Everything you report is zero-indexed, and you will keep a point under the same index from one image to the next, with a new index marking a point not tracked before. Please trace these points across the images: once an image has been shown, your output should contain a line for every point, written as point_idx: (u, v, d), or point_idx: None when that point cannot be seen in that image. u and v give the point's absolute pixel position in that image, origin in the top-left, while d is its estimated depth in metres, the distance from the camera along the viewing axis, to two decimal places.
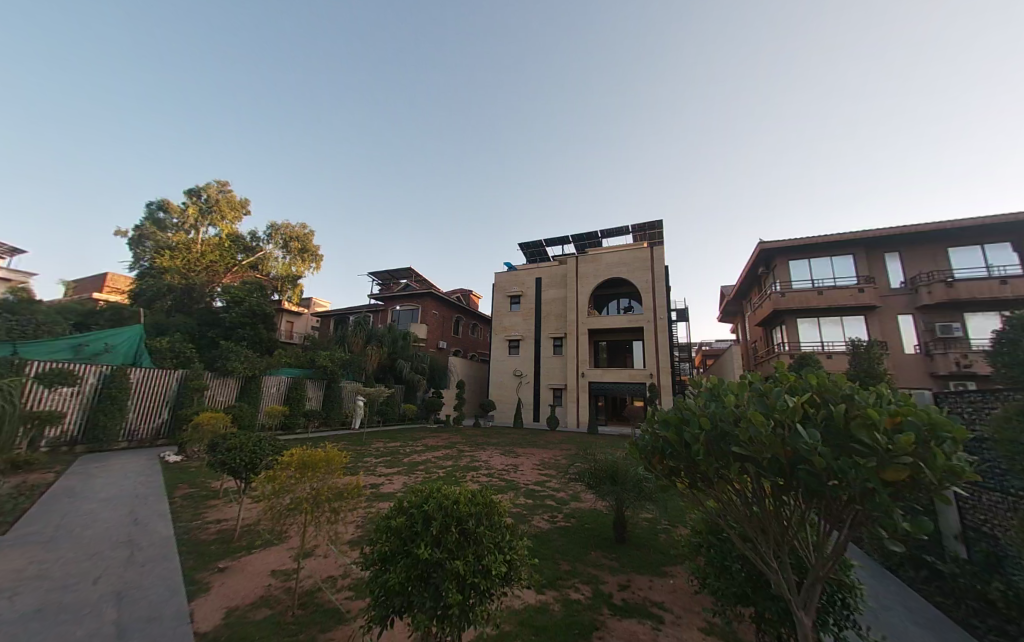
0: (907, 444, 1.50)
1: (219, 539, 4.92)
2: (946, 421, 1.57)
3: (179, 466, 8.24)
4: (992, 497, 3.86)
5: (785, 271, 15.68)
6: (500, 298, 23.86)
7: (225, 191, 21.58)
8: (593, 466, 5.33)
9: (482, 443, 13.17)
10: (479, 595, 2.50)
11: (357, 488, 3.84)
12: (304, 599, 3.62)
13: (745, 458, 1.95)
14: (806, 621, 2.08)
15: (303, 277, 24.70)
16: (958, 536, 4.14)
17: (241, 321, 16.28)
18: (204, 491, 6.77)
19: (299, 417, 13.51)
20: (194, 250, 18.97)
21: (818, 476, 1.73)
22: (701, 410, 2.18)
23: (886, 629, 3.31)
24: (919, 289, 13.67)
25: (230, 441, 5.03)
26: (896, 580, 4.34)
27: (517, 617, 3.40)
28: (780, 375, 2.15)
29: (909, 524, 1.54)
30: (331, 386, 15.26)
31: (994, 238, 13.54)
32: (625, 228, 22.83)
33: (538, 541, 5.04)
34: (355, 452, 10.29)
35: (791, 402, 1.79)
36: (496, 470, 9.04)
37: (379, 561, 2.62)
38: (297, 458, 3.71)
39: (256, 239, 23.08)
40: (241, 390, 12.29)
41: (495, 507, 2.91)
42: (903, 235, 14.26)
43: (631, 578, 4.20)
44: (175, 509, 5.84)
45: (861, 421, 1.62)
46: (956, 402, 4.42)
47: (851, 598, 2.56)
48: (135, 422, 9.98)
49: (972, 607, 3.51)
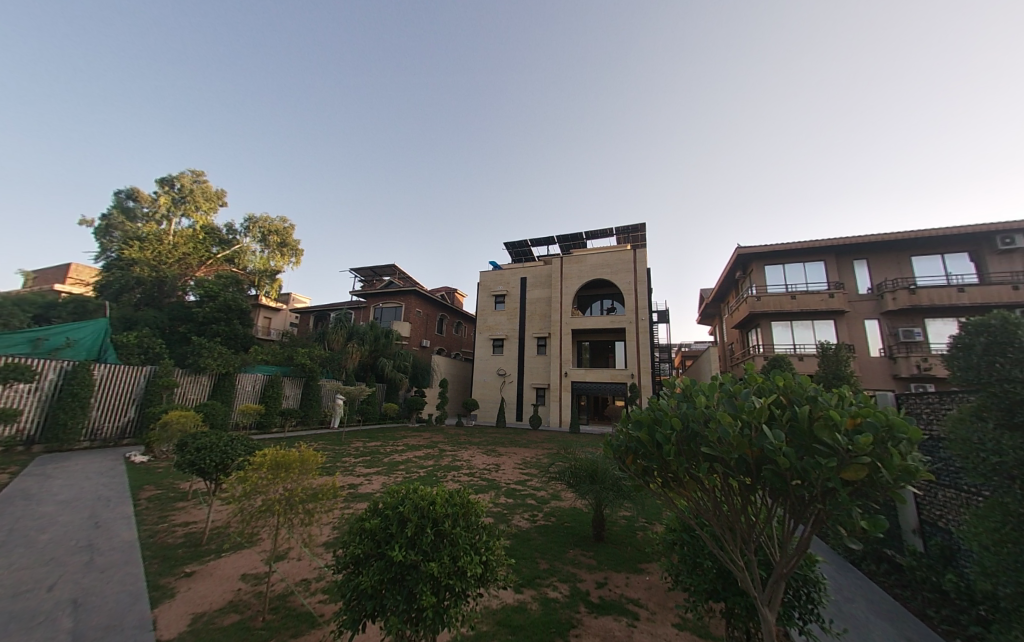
0: (866, 445, 1.55)
1: (187, 543, 4.73)
2: (902, 422, 1.63)
3: (146, 467, 7.92)
4: (947, 493, 4.07)
5: (761, 275, 16.17)
6: (485, 297, 23.80)
7: (200, 181, 20.79)
8: (574, 465, 5.37)
9: (464, 443, 13.10)
10: (455, 596, 2.49)
11: (333, 490, 3.75)
12: (275, 603, 3.52)
13: (714, 458, 1.98)
14: (770, 617, 2.12)
15: (281, 271, 24.07)
16: (916, 530, 4.36)
17: (215, 316, 15.73)
18: (172, 492, 6.51)
19: (274, 417, 13.09)
20: (166, 241, 18.18)
21: (782, 476, 1.78)
22: (674, 410, 2.21)
23: (849, 620, 3.46)
24: (885, 296, 14.33)
25: (200, 440, 4.85)
26: (860, 573, 4.55)
27: (494, 617, 3.39)
28: (749, 376, 2.21)
29: (866, 522, 1.62)
30: (309, 385, 14.94)
31: (953, 248, 14.32)
32: (609, 230, 23.06)
33: (517, 541, 5.03)
34: (333, 451, 10.09)
35: (758, 402, 1.83)
36: (477, 469, 8.97)
37: (351, 564, 2.57)
38: (269, 458, 3.58)
39: (232, 231, 22.34)
40: (214, 388, 11.86)
41: (472, 508, 2.88)
42: (871, 243, 14.89)
43: (608, 576, 4.24)
44: (140, 511, 5.58)
45: (824, 423, 1.67)
46: (916, 404, 4.66)
47: (816, 593, 2.66)
48: (99, 421, 9.50)
49: (928, 598, 3.73)
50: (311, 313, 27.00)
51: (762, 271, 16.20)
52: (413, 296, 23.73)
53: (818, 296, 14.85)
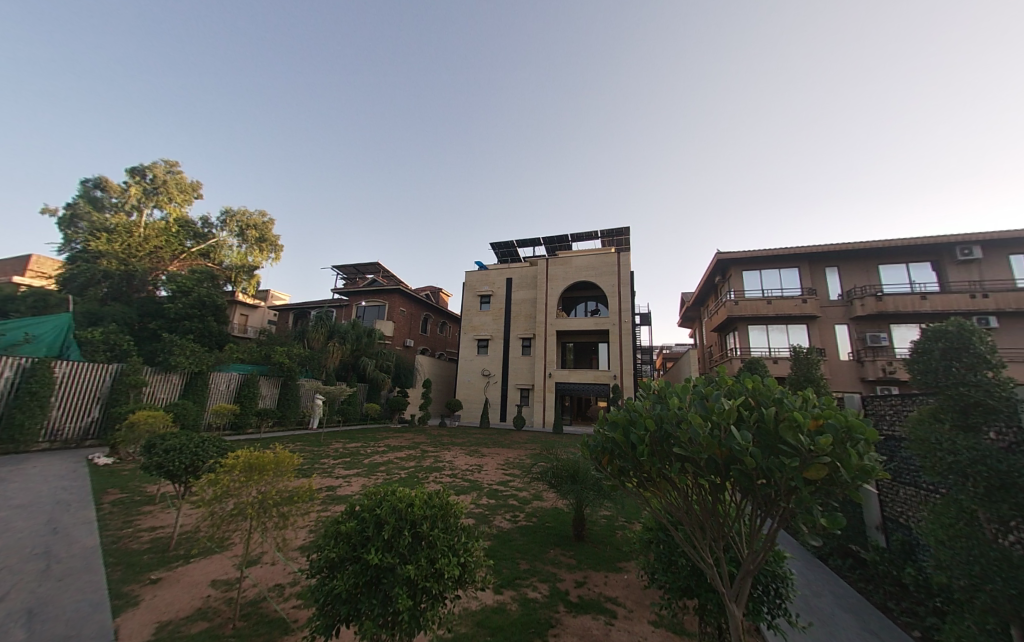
0: (826, 446, 1.62)
1: (153, 549, 4.53)
2: (859, 423, 1.72)
3: (111, 469, 7.57)
4: (907, 490, 4.27)
5: (740, 280, 16.63)
6: (470, 297, 23.71)
7: (174, 172, 20.03)
8: (556, 465, 5.41)
9: (446, 443, 13.00)
10: (431, 599, 2.47)
11: (309, 492, 3.66)
12: (246, 610, 3.41)
13: (685, 458, 2.02)
14: (737, 612, 2.19)
15: (260, 267, 23.41)
16: (879, 526, 4.55)
17: (188, 313, 15.17)
18: (138, 496, 6.23)
19: (250, 417, 12.70)
20: (136, 233, 17.41)
21: (748, 476, 1.83)
22: (648, 411, 2.26)
23: (815, 614, 3.59)
24: (853, 302, 14.96)
25: (168, 441, 4.64)
26: (827, 568, 4.74)
27: (474, 618, 3.37)
28: (720, 378, 2.28)
29: (826, 519, 1.70)
30: (287, 384, 14.58)
31: (917, 258, 15.07)
32: (594, 233, 23.32)
33: (499, 541, 5.03)
34: (311, 453, 9.84)
35: (728, 404, 1.89)
36: (460, 470, 8.94)
37: (325, 568, 2.52)
38: (243, 460, 3.47)
39: (208, 225, 21.59)
40: (185, 387, 11.43)
41: (451, 509, 2.86)
42: (842, 252, 15.53)
43: (587, 575, 4.29)
44: (103, 516, 5.32)
45: (788, 424, 1.73)
46: (880, 405, 4.87)
47: (783, 588, 2.75)
48: (60, 421, 9.01)
49: (889, 591, 3.93)
50: (291, 310, 26.33)
51: (740, 276, 16.66)
52: (397, 295, 23.43)
53: (792, 301, 15.37)
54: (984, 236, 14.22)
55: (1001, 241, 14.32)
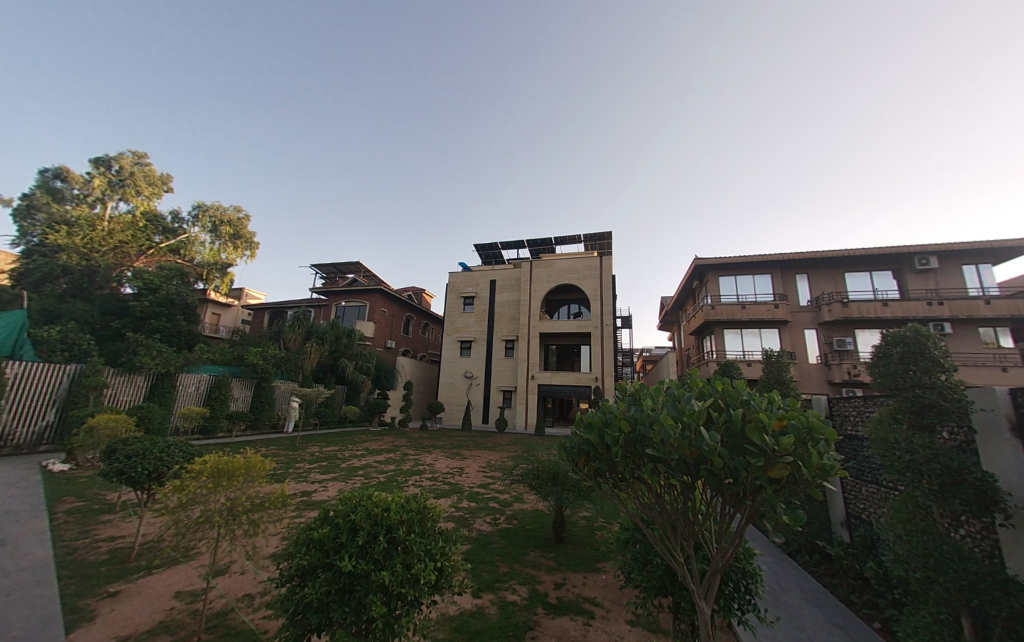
0: (788, 446, 1.69)
1: (111, 560, 4.27)
2: (819, 424, 1.80)
3: (66, 476, 7.13)
4: (869, 488, 4.47)
5: (716, 286, 17.15)
6: (453, 298, 23.60)
7: (142, 164, 19.15)
8: (537, 466, 5.43)
9: (427, 446, 12.83)
10: (407, 605, 2.42)
11: (282, 497, 3.54)
12: (211, 621, 3.26)
13: (657, 459, 2.07)
14: (706, 608, 2.25)
15: (233, 265, 22.62)
16: (844, 522, 4.76)
17: (155, 311, 14.48)
18: (97, 504, 5.88)
19: (221, 421, 12.19)
20: (99, 227, 16.49)
21: (716, 475, 1.88)
22: (622, 413, 2.30)
23: (782, 609, 3.71)
24: (822, 307, 15.65)
25: (130, 446, 4.40)
26: (795, 564, 4.91)
27: (451, 623, 3.32)
28: (692, 380, 2.35)
29: (787, 516, 1.78)
30: (261, 386, 14.12)
31: (879, 267, 15.89)
32: (577, 236, 23.60)
33: (479, 545, 4.99)
34: (286, 457, 9.53)
35: (698, 406, 1.95)
36: (440, 473, 8.82)
37: (296, 576, 2.44)
38: (210, 465, 3.31)
39: (179, 220, 20.73)
40: (151, 389, 10.90)
41: (429, 513, 2.82)
42: (811, 260, 16.25)
43: (566, 576, 4.30)
44: (56, 527, 4.98)
45: (754, 425, 1.79)
46: (844, 407, 5.10)
47: (753, 583, 2.84)
48: (10, 426, 8.42)
49: (852, 584, 4.12)
50: (267, 310, 25.52)
51: (717, 282, 17.18)
52: (378, 295, 23.04)
53: (765, 306, 15.93)
54: (939, 248, 15.15)
55: (955, 252, 15.29)
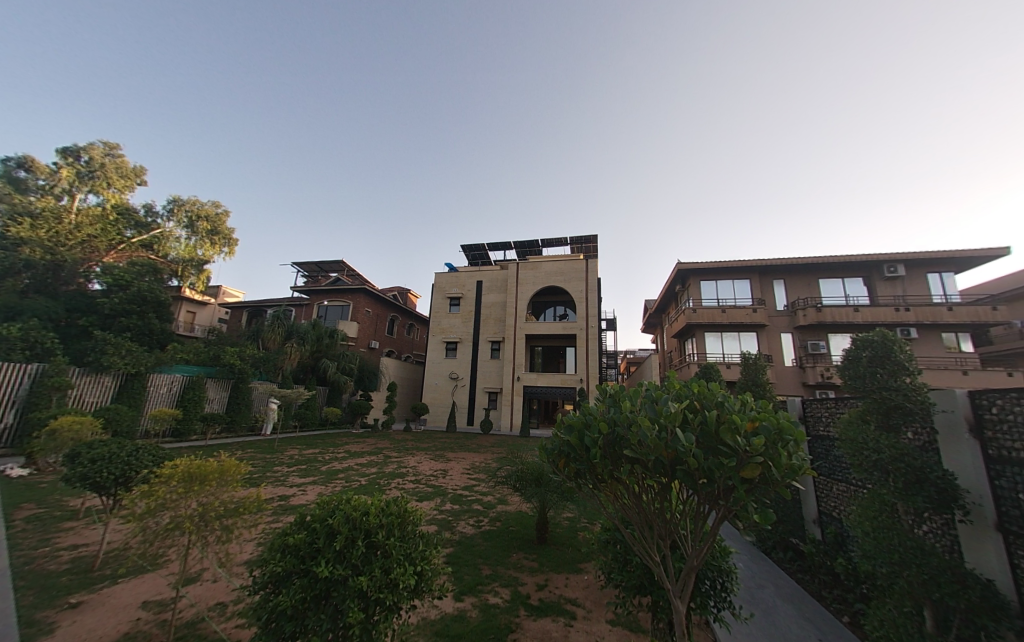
0: (759, 446, 1.75)
1: (72, 570, 4.05)
2: (789, 425, 1.88)
3: (25, 482, 6.74)
4: (839, 487, 4.63)
5: (698, 290, 17.55)
6: (439, 298, 23.46)
7: (114, 156, 18.38)
8: (521, 468, 5.42)
9: (410, 448, 12.66)
10: (385, 611, 2.38)
11: (257, 502, 3.43)
12: (180, 632, 3.13)
13: (635, 460, 2.10)
14: (680, 606, 2.30)
15: (210, 261, 21.92)
16: (815, 520, 4.92)
17: (126, 309, 13.88)
18: (58, 511, 5.58)
19: (194, 423, 11.75)
20: (66, 219, 15.70)
21: (692, 476, 1.93)
22: (602, 415, 2.32)
23: (756, 605, 3.82)
24: (797, 312, 16.19)
25: (95, 450, 4.19)
26: (770, 560, 5.06)
27: (432, 628, 3.29)
28: (669, 383, 2.40)
29: (758, 516, 1.85)
30: (238, 387, 13.70)
31: (851, 273, 16.54)
32: (564, 239, 23.78)
33: (461, 547, 4.96)
34: (263, 460, 9.27)
35: (674, 408, 1.99)
36: (424, 476, 8.72)
37: (270, 583, 2.37)
38: (181, 469, 3.18)
39: (152, 214, 19.95)
40: (119, 390, 10.45)
41: (409, 516, 2.78)
42: (787, 266, 16.82)
43: (549, 577, 4.32)
44: (12, 535, 4.69)
45: (728, 426, 1.85)
46: (817, 408, 5.27)
47: (728, 581, 2.91)
48: None
49: (823, 580, 4.27)
50: (246, 309, 24.79)
51: (698, 286, 17.58)
52: (363, 295, 22.67)
53: (744, 310, 16.40)
54: (906, 256, 15.89)
55: (920, 261, 16.08)
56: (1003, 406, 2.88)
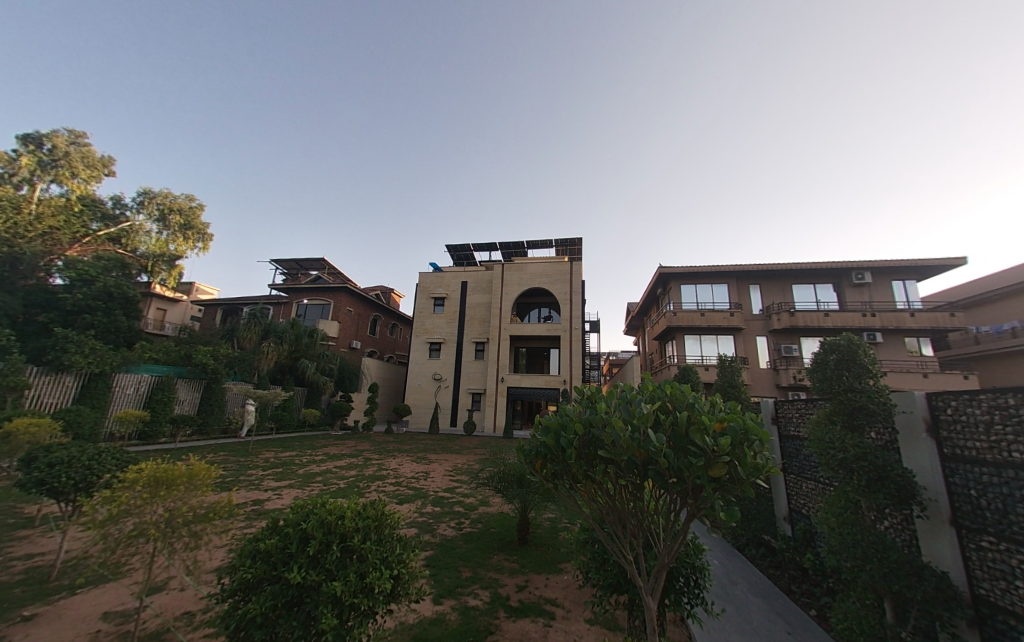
0: (726, 446, 1.82)
1: (26, 581, 3.82)
2: (755, 426, 1.96)
3: None
4: (808, 484, 4.81)
5: (678, 293, 17.95)
6: (423, 298, 23.23)
7: (80, 144, 17.50)
8: (503, 469, 5.42)
9: (392, 450, 12.50)
10: (360, 616, 2.34)
11: (228, 507, 3.33)
12: None
13: (609, 461, 2.14)
14: (652, 604, 2.34)
15: (183, 257, 21.08)
16: (786, 517, 5.10)
17: (90, 305, 13.22)
18: (10, 518, 5.26)
19: (162, 425, 11.27)
20: (25, 209, 14.90)
21: (663, 475, 1.98)
22: (578, 416, 2.36)
23: (729, 600, 3.93)
24: (771, 316, 16.75)
25: (53, 453, 3.98)
26: (743, 557, 5.21)
27: (411, 631, 3.26)
28: (643, 385, 2.46)
29: (724, 513, 1.92)
30: (210, 388, 13.20)
31: (822, 280, 17.23)
32: (549, 241, 23.94)
33: (442, 550, 4.92)
34: (237, 464, 8.95)
35: (647, 409, 2.05)
36: (405, 478, 8.60)
37: (238, 591, 2.30)
38: (147, 473, 3.04)
39: (121, 206, 19.14)
40: (81, 391, 9.92)
41: (386, 520, 2.74)
42: (763, 271, 17.39)
43: (529, 578, 4.34)
44: None
45: (697, 426, 1.91)
46: (789, 409, 5.45)
47: (701, 578, 2.98)
48: None
49: (793, 575, 4.44)
50: (221, 306, 23.99)
51: (679, 290, 17.98)
52: (345, 294, 22.26)
53: (721, 314, 16.86)
54: (872, 264, 16.68)
55: (885, 269, 16.90)
56: (958, 407, 3.05)
